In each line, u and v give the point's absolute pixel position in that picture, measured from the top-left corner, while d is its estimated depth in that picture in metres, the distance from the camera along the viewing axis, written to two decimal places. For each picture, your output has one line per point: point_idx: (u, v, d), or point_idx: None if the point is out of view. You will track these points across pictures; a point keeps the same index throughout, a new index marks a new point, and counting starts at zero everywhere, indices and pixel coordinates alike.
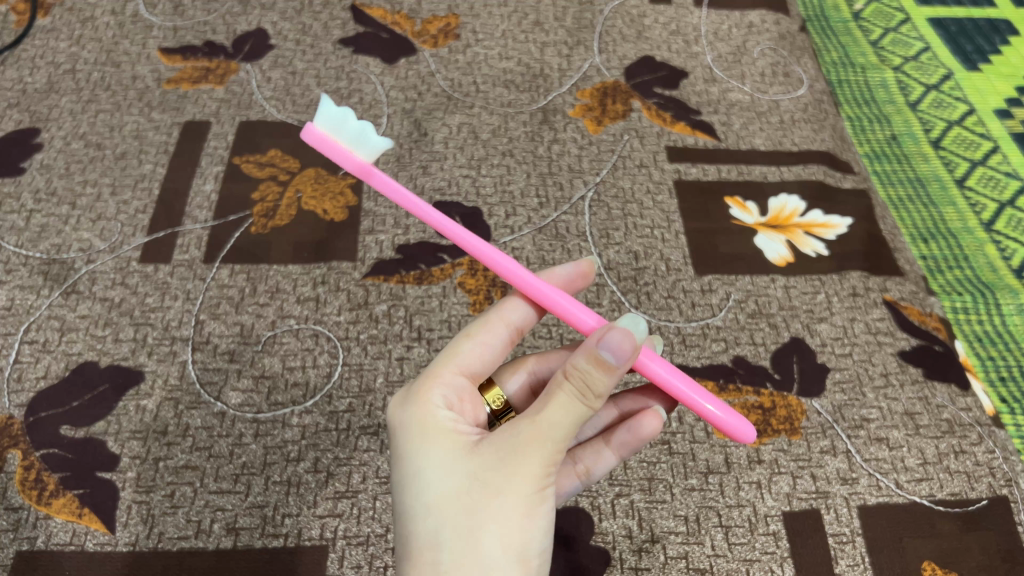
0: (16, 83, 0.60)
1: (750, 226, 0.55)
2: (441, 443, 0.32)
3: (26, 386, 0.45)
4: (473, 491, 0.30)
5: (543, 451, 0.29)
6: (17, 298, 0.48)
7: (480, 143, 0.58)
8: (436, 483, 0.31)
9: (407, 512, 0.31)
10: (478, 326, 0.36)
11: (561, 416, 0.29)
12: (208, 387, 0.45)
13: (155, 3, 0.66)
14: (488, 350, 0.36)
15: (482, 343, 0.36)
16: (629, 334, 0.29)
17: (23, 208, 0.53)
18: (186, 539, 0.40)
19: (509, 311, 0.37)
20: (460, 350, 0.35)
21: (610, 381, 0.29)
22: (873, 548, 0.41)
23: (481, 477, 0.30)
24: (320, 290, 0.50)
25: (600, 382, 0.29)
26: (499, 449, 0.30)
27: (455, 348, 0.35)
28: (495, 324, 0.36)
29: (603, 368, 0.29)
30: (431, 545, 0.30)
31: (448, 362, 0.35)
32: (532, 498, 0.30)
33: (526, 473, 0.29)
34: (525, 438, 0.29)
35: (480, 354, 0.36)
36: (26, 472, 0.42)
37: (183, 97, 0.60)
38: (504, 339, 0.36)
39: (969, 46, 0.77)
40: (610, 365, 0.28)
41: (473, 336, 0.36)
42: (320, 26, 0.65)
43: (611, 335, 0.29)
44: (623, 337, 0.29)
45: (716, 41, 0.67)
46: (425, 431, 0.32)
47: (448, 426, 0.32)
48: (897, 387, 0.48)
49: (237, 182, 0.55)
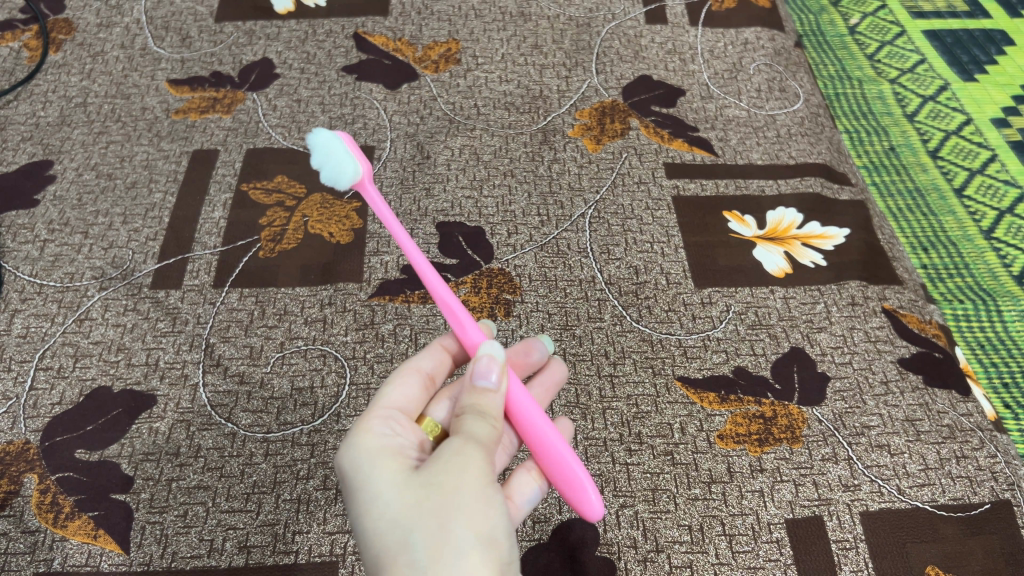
0: (29, 118, 0.61)
1: (748, 238, 0.56)
2: (390, 465, 0.32)
3: (41, 412, 0.46)
4: (431, 493, 0.30)
5: (480, 454, 0.32)
6: (33, 326, 0.49)
7: (481, 165, 0.59)
8: (395, 499, 0.31)
9: (373, 532, 0.30)
10: (395, 374, 0.38)
11: (481, 429, 0.33)
12: (219, 409, 0.46)
13: (163, 37, 0.68)
14: (407, 390, 0.37)
15: (400, 386, 0.37)
16: (494, 359, 0.35)
17: (37, 237, 0.54)
18: (199, 558, 0.41)
19: (419, 358, 0.39)
20: (385, 394, 0.37)
21: (495, 399, 0.34)
22: (876, 554, 0.42)
23: (435, 481, 0.30)
24: (327, 311, 0.51)
25: (490, 401, 0.34)
26: (445, 457, 0.31)
27: (381, 393, 0.37)
28: (409, 369, 0.38)
29: (485, 392, 0.34)
30: (405, 549, 0.29)
31: (378, 403, 0.36)
32: (487, 490, 0.31)
33: (476, 471, 0.31)
34: (461, 445, 0.32)
35: (404, 394, 0.37)
36: (42, 496, 0.42)
37: (192, 127, 0.61)
38: (419, 382, 0.38)
39: (965, 57, 0.77)
40: (488, 388, 0.34)
41: (391, 382, 0.37)
42: (324, 55, 0.67)
43: (482, 365, 0.35)
44: (490, 363, 0.34)
45: (712, 58, 0.69)
46: (378, 454, 0.32)
47: (390, 453, 0.33)
48: (897, 394, 0.48)
49: (245, 208, 0.56)
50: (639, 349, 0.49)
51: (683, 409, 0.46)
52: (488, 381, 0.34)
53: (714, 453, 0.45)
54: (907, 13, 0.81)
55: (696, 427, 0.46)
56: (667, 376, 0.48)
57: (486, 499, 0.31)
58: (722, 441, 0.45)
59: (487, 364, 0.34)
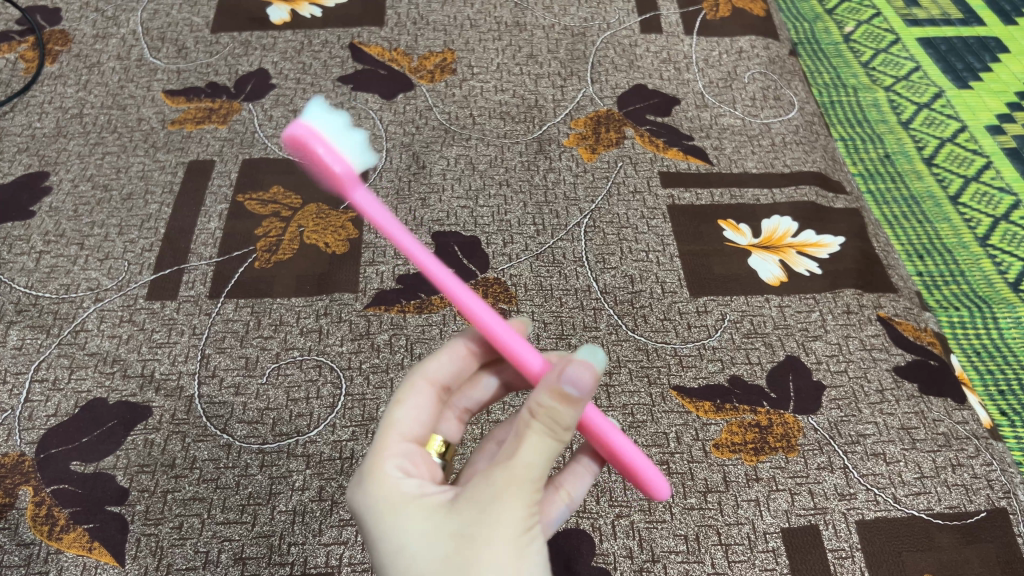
0: (25, 129, 0.61)
1: (743, 247, 0.56)
2: (416, 507, 0.30)
3: (36, 424, 0.46)
4: (463, 547, 0.28)
5: (524, 490, 0.29)
6: (28, 338, 0.49)
7: (477, 174, 0.59)
8: (424, 551, 0.29)
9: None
10: (408, 390, 0.35)
11: (534, 454, 0.29)
12: (214, 421, 0.46)
13: (159, 47, 0.68)
14: (422, 411, 0.35)
15: (414, 408, 0.34)
16: (587, 365, 0.29)
17: (33, 249, 0.54)
18: (194, 570, 0.40)
19: (431, 365, 0.36)
20: (396, 418, 0.34)
21: (575, 414, 0.29)
22: (872, 562, 0.42)
23: (467, 532, 0.29)
24: (322, 321, 0.51)
25: (565, 416, 0.29)
26: (478, 503, 0.29)
27: (391, 418, 0.34)
28: (420, 382, 0.35)
29: (567, 403, 0.29)
30: None
31: (391, 432, 0.33)
32: (522, 539, 0.29)
33: (508, 518, 0.29)
34: (502, 483, 0.29)
35: (416, 417, 0.34)
36: (37, 508, 0.42)
37: (187, 137, 0.61)
38: (430, 396, 0.35)
39: (959, 64, 0.78)
40: (574, 399, 0.29)
41: (403, 401, 0.34)
42: (320, 65, 0.67)
43: (572, 369, 0.29)
44: (585, 370, 0.29)
45: (707, 67, 0.69)
46: (402, 499, 0.31)
47: (415, 493, 0.31)
48: (893, 402, 0.48)
49: (240, 219, 0.56)
50: (635, 358, 0.49)
51: (679, 419, 0.46)
52: (575, 389, 0.28)
53: (709, 463, 0.45)
54: (901, 21, 0.82)
55: (692, 436, 0.46)
56: (663, 385, 0.48)
57: (520, 550, 0.29)
58: (718, 450, 0.45)
59: (580, 371, 0.29)
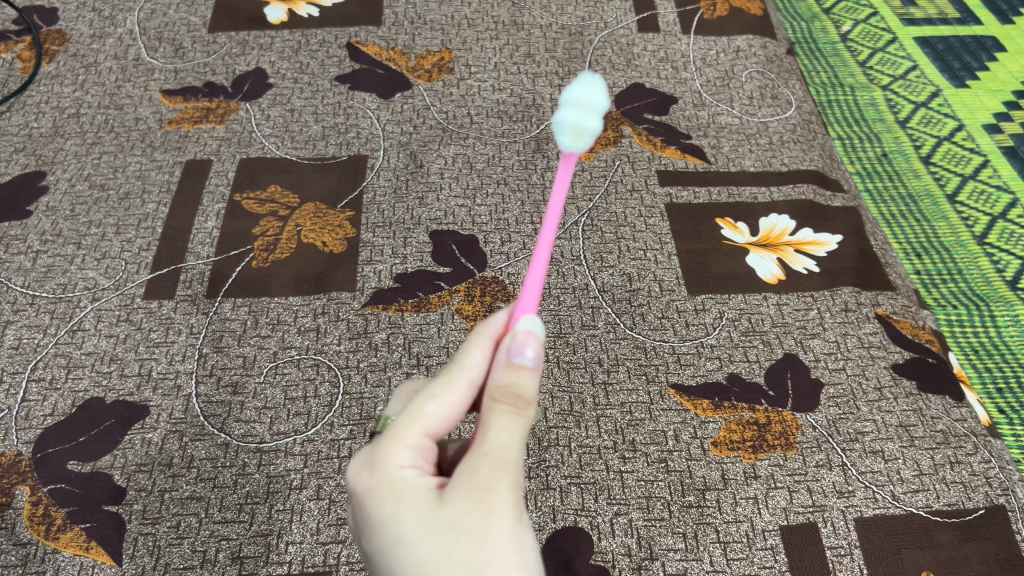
0: (22, 129, 0.61)
1: (741, 245, 0.56)
2: (415, 496, 0.29)
3: (33, 424, 0.46)
4: (461, 541, 0.28)
5: (507, 474, 0.28)
6: (25, 338, 0.49)
7: (474, 173, 0.59)
8: (422, 543, 0.28)
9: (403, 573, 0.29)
10: (445, 381, 0.31)
11: (509, 437, 0.28)
12: (212, 420, 0.46)
13: (157, 47, 0.68)
14: (453, 411, 0.31)
15: (450, 404, 0.31)
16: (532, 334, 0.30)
17: (30, 248, 0.54)
18: (191, 569, 0.40)
19: (470, 360, 0.31)
20: (426, 411, 0.30)
21: (532, 380, 0.29)
22: (871, 559, 0.42)
23: (462, 524, 0.28)
24: (320, 320, 0.51)
25: (523, 386, 0.29)
26: (470, 492, 0.28)
27: (419, 408, 0.30)
28: (461, 382, 0.31)
29: (520, 370, 0.29)
30: None
31: (412, 425, 0.30)
32: (517, 529, 0.28)
33: (500, 507, 0.28)
34: (486, 471, 0.28)
35: (448, 415, 0.31)
36: (34, 508, 0.42)
37: (185, 137, 0.61)
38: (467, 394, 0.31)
39: (957, 63, 0.78)
40: (526, 365, 0.30)
41: (437, 395, 0.31)
42: (317, 64, 0.67)
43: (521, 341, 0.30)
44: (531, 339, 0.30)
45: (704, 66, 0.69)
46: (401, 489, 0.29)
47: (412, 480, 0.30)
48: (891, 400, 0.48)
49: (238, 218, 0.56)
50: (633, 356, 0.49)
51: (677, 416, 0.46)
52: (528, 359, 0.30)
53: (707, 460, 0.45)
54: (898, 20, 0.82)
55: (690, 434, 0.46)
56: (661, 383, 0.48)
57: (516, 539, 0.28)
58: (716, 448, 0.45)
59: (525, 340, 0.30)
